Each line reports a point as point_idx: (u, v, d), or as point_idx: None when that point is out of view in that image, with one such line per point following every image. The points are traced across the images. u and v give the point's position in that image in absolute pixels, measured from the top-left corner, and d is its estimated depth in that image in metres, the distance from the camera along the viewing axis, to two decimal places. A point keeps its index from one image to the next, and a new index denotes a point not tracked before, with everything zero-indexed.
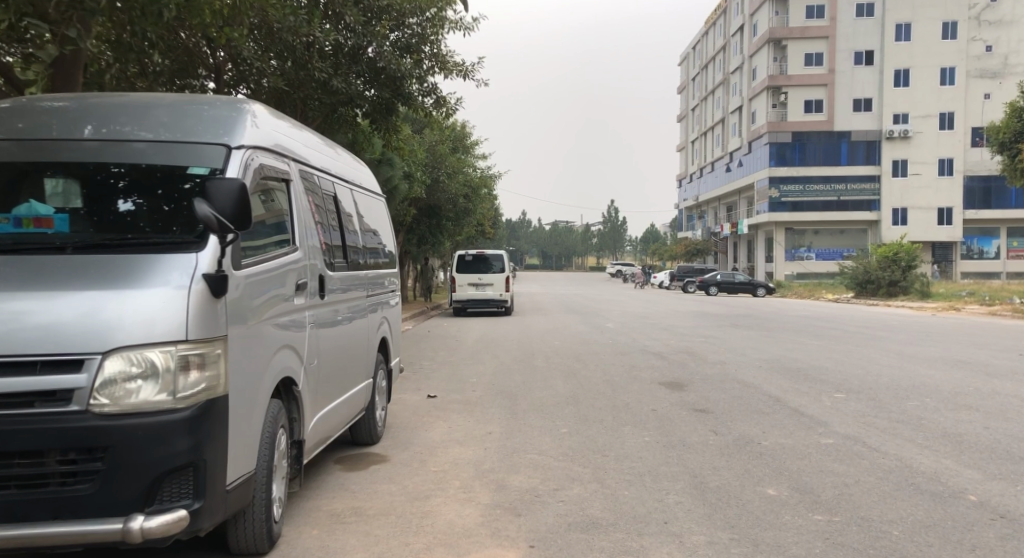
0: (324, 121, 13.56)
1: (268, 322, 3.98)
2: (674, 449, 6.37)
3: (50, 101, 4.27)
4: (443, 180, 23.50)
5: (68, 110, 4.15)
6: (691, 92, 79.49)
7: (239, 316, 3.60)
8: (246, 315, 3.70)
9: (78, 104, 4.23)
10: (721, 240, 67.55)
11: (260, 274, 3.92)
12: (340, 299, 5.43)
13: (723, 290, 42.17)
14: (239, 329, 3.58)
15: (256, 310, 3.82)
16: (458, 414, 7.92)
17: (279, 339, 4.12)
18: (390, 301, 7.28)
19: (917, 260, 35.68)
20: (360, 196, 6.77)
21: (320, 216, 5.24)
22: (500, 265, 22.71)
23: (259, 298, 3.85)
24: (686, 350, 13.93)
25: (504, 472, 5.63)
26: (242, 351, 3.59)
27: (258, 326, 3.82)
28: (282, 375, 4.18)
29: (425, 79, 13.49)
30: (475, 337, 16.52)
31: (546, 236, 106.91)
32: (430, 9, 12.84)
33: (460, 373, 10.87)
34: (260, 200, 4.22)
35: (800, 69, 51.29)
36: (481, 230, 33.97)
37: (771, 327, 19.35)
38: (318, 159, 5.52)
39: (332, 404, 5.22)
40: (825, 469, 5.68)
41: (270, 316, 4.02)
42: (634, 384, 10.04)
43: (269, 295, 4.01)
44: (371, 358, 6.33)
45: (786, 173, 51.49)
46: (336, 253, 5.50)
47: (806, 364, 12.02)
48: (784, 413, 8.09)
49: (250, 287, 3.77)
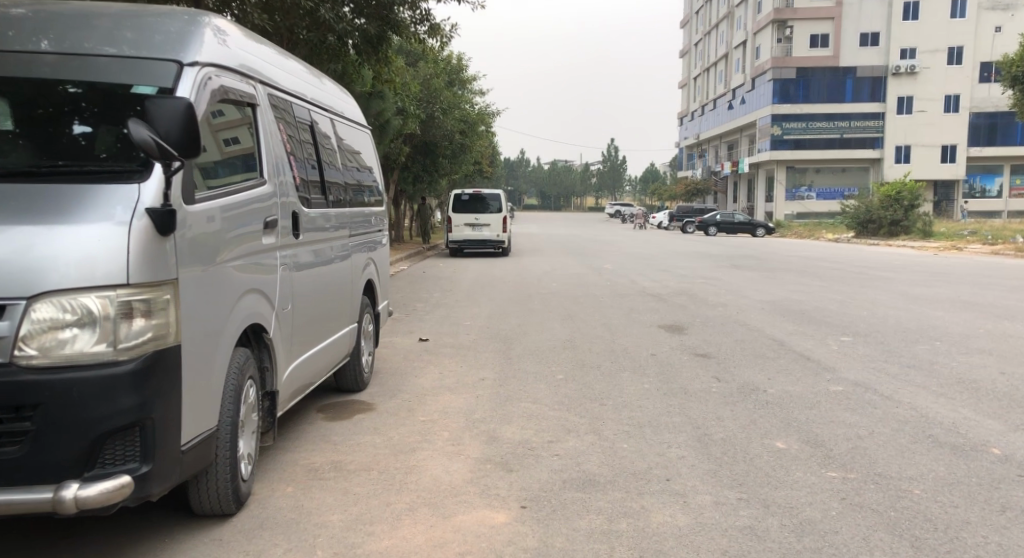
0: (313, 51, 12.83)
1: (230, 265, 3.56)
2: (676, 397, 6.06)
3: (8, 8, 3.76)
4: (438, 116, 22.73)
5: (25, 20, 3.64)
6: (695, 27, 77.31)
7: (194, 256, 3.19)
8: (202, 256, 3.28)
9: (35, 12, 3.72)
10: (721, 180, 66.66)
11: (219, 210, 3.47)
12: (319, 239, 5.00)
13: (722, 230, 41.69)
14: (193, 271, 3.16)
15: (214, 249, 3.40)
16: (449, 359, 7.60)
17: (245, 282, 3.70)
18: (378, 242, 6.84)
19: (920, 200, 35.08)
20: (344, 127, 6.25)
21: (292, 146, 4.74)
22: (497, 205, 22.18)
23: (217, 235, 3.41)
24: (686, 292, 13.59)
25: (495, 422, 5.32)
26: (198, 298, 3.19)
27: (217, 268, 3.41)
28: (249, 322, 3.78)
29: (417, 5, 12.67)
30: (469, 278, 16.14)
31: (544, 176, 105.66)
32: None
33: (453, 315, 10.55)
34: (220, 127, 3.73)
35: (807, 1, 49.64)
36: (478, 168, 33.29)
37: (771, 268, 19.00)
38: (292, 84, 4.99)
39: (310, 352, 4.85)
40: (835, 419, 5.37)
41: (233, 257, 3.60)
42: (633, 327, 9.72)
43: (231, 234, 3.58)
44: (356, 300, 5.95)
45: (789, 110, 50.31)
46: (314, 189, 5.03)
47: (810, 306, 11.69)
48: (788, 357, 7.78)
49: (206, 224, 3.33)
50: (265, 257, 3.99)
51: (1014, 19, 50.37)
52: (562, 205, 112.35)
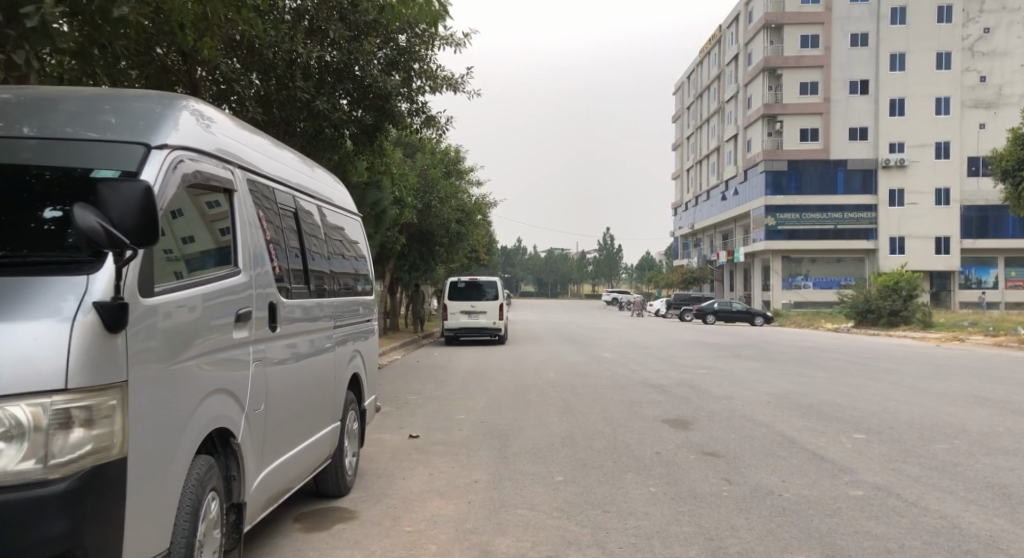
0: (310, 143, 12.83)
1: (195, 363, 3.23)
2: (686, 503, 5.60)
3: None
4: (435, 205, 22.78)
5: (10, 105, 3.44)
6: (687, 120, 79.43)
7: (152, 356, 2.86)
8: (163, 356, 2.95)
9: (20, 96, 3.54)
10: (717, 268, 66.96)
11: (183, 303, 3.17)
12: (300, 331, 4.67)
13: (720, 319, 41.50)
14: (149, 373, 2.82)
15: (176, 347, 3.07)
16: (440, 458, 7.14)
17: (211, 381, 3.37)
18: (366, 332, 6.53)
19: (918, 289, 35.03)
20: (333, 214, 6.03)
21: (272, 232, 4.49)
22: (494, 292, 21.93)
23: (179, 331, 3.09)
24: (688, 384, 13.18)
25: (488, 532, 4.86)
26: (154, 402, 2.85)
27: (178, 368, 3.06)
28: (213, 426, 3.41)
29: (414, 97, 12.80)
30: (465, 368, 15.70)
31: (541, 263, 106.26)
32: (420, 24, 12.34)
33: (446, 409, 10.10)
34: (190, 212, 3.47)
35: (796, 97, 51.11)
36: (474, 256, 33.26)
37: (773, 358, 18.64)
38: (276, 170, 4.79)
39: (285, 456, 4.45)
40: (860, 529, 4.92)
41: (198, 355, 3.27)
42: (635, 422, 9.27)
43: (197, 329, 3.27)
44: (340, 396, 5.58)
45: (782, 201, 51.01)
46: (296, 279, 4.76)
47: (817, 400, 11.26)
48: (801, 456, 7.32)
49: (168, 319, 3.01)
50: (236, 352, 3.66)
51: (997, 116, 51.74)
52: (558, 292, 112.56)
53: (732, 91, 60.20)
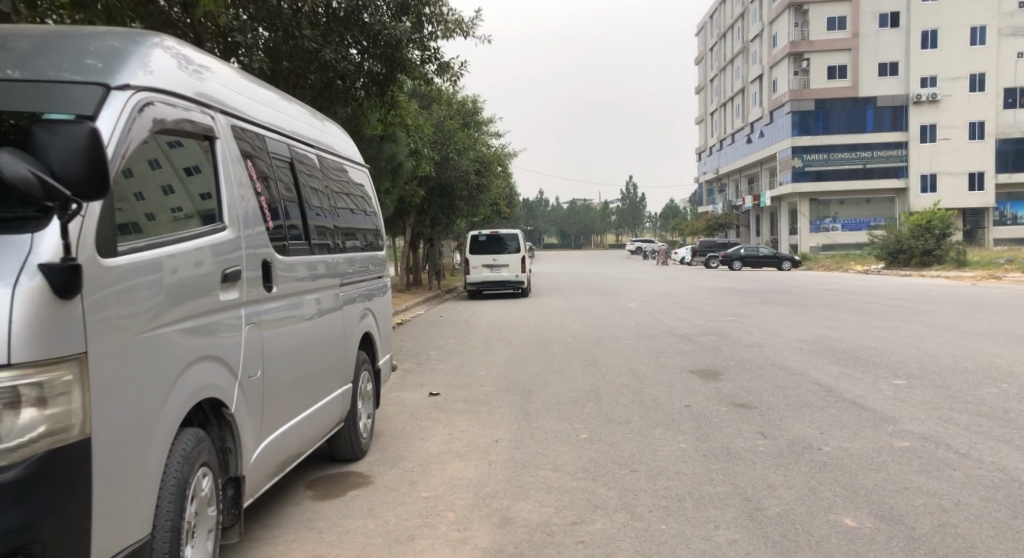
0: (321, 95, 12.41)
1: (172, 330, 2.92)
2: (719, 460, 5.29)
3: None
4: (453, 158, 22.31)
5: None
6: (710, 62, 77.26)
7: (114, 323, 2.54)
8: (128, 325, 2.62)
9: None
10: (743, 213, 65.88)
11: (153, 263, 2.85)
12: (301, 290, 4.33)
13: (747, 265, 40.81)
14: (111, 341, 2.51)
15: (148, 313, 2.76)
16: (461, 416, 6.89)
17: (192, 348, 3.07)
18: (378, 289, 6.22)
19: (951, 228, 34.00)
20: (334, 164, 5.67)
21: (265, 184, 4.15)
22: (516, 245, 21.51)
23: (150, 292, 2.78)
24: (717, 332, 12.82)
25: (508, 496, 4.59)
26: (118, 375, 2.54)
27: (150, 334, 2.76)
28: (200, 398, 3.14)
29: (426, 45, 12.25)
30: (488, 322, 15.46)
31: (564, 214, 105.30)
32: None
33: (467, 365, 9.87)
34: (159, 163, 3.13)
35: (823, 33, 49.34)
36: (496, 208, 32.86)
37: (803, 303, 18.16)
38: (266, 115, 4.43)
39: (290, 425, 4.18)
40: (909, 484, 4.55)
41: (174, 320, 2.96)
42: (662, 374, 8.95)
43: (172, 291, 2.95)
44: (351, 356, 5.30)
45: (810, 142, 49.65)
46: (295, 234, 4.42)
47: (852, 345, 10.84)
48: (839, 406, 6.95)
49: (136, 280, 2.70)
50: (223, 315, 3.35)
51: None
52: (582, 243, 111.81)
53: (756, 29, 58.24)
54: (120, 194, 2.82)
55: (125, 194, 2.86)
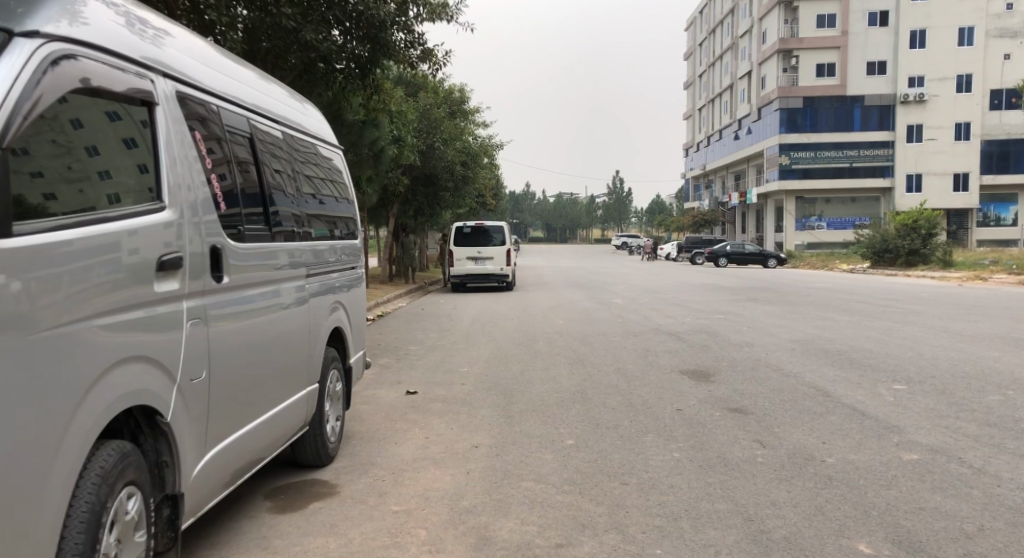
0: (300, 77, 11.85)
1: (91, 325, 2.48)
2: (714, 472, 4.90)
3: None
4: (438, 147, 21.78)
5: None
6: (699, 58, 77.03)
7: (8, 317, 2.14)
8: (26, 319, 2.20)
9: None
10: (729, 210, 65.75)
11: (68, 246, 2.42)
12: (257, 282, 3.84)
13: (732, 261, 40.69)
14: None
15: (54, 304, 2.32)
16: (439, 418, 6.47)
17: (117, 346, 2.61)
18: (351, 280, 5.73)
19: (937, 227, 33.85)
20: (303, 143, 5.16)
21: (216, 160, 3.65)
22: (501, 238, 21.08)
23: (64, 278, 2.37)
24: (706, 330, 12.45)
25: (487, 512, 4.16)
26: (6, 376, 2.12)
27: (55, 332, 2.31)
28: (129, 405, 2.69)
29: (411, 28, 11.71)
30: (471, 316, 15.03)
31: (551, 208, 104.88)
32: None
33: (448, 361, 9.44)
34: (86, 127, 2.71)
35: (812, 31, 49.19)
36: (481, 199, 32.32)
37: (792, 301, 17.82)
38: (220, 83, 3.92)
39: (241, 432, 3.69)
40: (924, 505, 4.18)
41: (93, 315, 2.51)
42: (651, 374, 8.55)
43: (96, 281, 2.53)
44: (318, 354, 4.84)
45: (797, 140, 49.53)
46: (254, 218, 3.93)
47: (845, 347, 10.49)
48: (839, 413, 6.60)
49: (46, 264, 2.30)
50: (159, 309, 2.89)
51: None
52: (568, 236, 111.55)
53: (746, 25, 57.98)
54: (81, 171, 2.66)
55: (87, 171, 2.69)
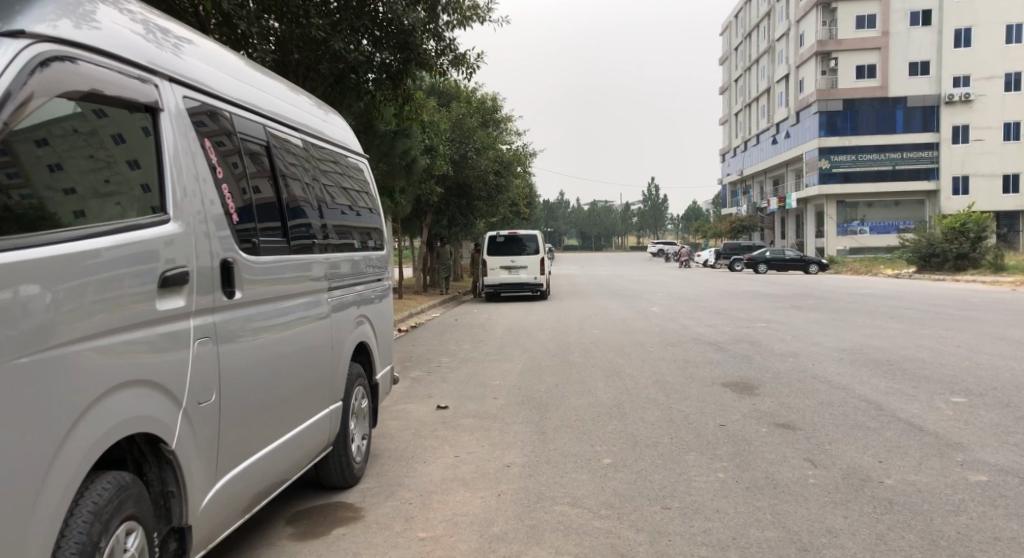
0: (330, 88, 11.77)
1: (95, 346, 2.36)
2: (763, 495, 4.57)
3: None
4: (471, 157, 21.64)
5: None
6: (734, 63, 76.02)
7: (36, 327, 2.13)
8: (49, 330, 2.18)
9: None
10: (768, 216, 64.61)
11: (85, 260, 2.36)
12: (273, 298, 3.62)
13: (773, 267, 39.87)
14: (15, 354, 2.07)
15: (66, 316, 2.24)
16: (469, 434, 6.23)
17: (122, 369, 2.47)
18: (376, 294, 5.51)
19: (988, 230, 32.64)
20: (324, 151, 4.96)
21: (227, 168, 3.43)
22: (535, 246, 20.82)
23: (74, 293, 2.28)
24: (747, 340, 12.01)
25: (519, 540, 3.90)
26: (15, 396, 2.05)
27: (62, 352, 2.22)
28: (134, 431, 2.53)
29: (441, 35, 11.57)
30: (505, 326, 14.79)
31: (586, 217, 104.44)
32: None
33: (481, 374, 9.23)
34: (102, 135, 2.64)
35: (851, 32, 48.20)
36: (515, 208, 32.11)
37: (837, 309, 17.20)
38: (233, 88, 3.73)
39: (256, 456, 3.47)
40: (999, 534, 3.81)
41: (100, 332, 2.39)
42: (691, 387, 8.21)
43: (119, 294, 2.47)
44: (341, 372, 4.62)
45: (837, 143, 48.48)
46: (268, 230, 3.71)
47: (896, 356, 9.99)
48: (895, 428, 6.21)
49: (72, 276, 2.29)
50: (168, 327, 2.73)
51: None
52: (603, 244, 110.73)
53: (783, 28, 57.08)
54: (120, 185, 2.69)
55: (127, 184, 2.72)
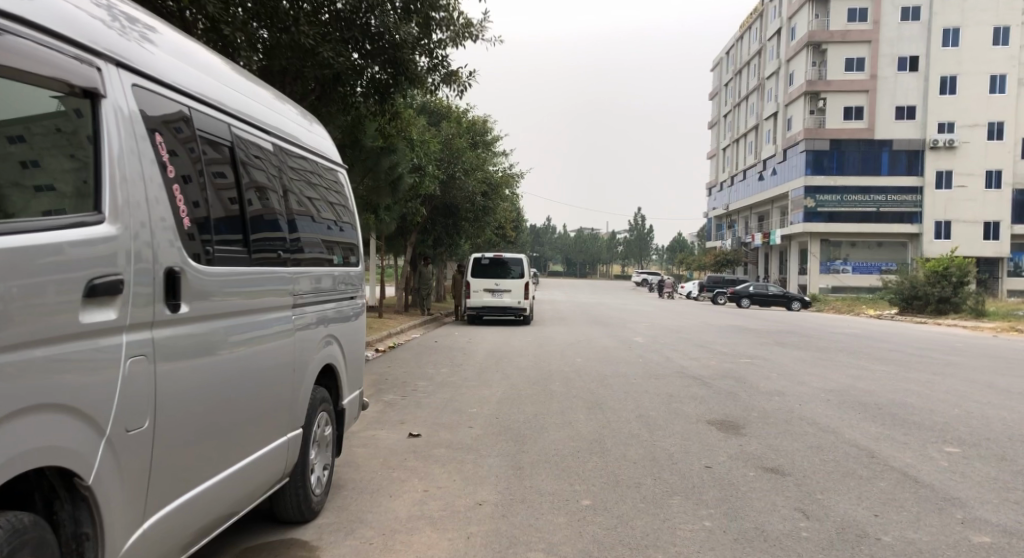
0: (318, 98, 11.45)
1: (13, 359, 2.10)
2: (751, 549, 4.24)
3: None
4: (459, 177, 21.37)
5: None
6: (725, 97, 76.66)
7: None
8: None
9: None
10: (752, 251, 64.82)
11: (18, 256, 2.13)
12: (225, 314, 3.22)
13: (755, 302, 39.83)
14: None
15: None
16: (441, 466, 5.85)
17: (43, 389, 2.19)
18: (347, 312, 5.14)
19: (969, 275, 32.75)
20: (298, 157, 4.59)
21: (178, 166, 3.04)
22: (520, 270, 20.55)
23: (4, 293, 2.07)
24: (731, 376, 11.73)
25: None
26: None
27: None
28: (47, 461, 2.21)
29: (433, 52, 11.31)
30: (485, 350, 14.43)
31: (571, 243, 104.47)
32: None
33: (457, 399, 8.86)
34: (76, 133, 2.50)
35: (840, 74, 48.75)
36: (501, 230, 31.83)
37: (820, 348, 16.99)
38: (193, 80, 3.36)
39: (198, 492, 3.08)
40: None
41: (17, 344, 2.11)
42: (675, 423, 7.89)
43: (55, 299, 2.23)
44: (302, 398, 4.23)
45: (823, 182, 48.89)
46: (223, 240, 3.32)
47: (884, 400, 9.74)
48: (889, 478, 5.91)
49: (12, 273, 2.10)
50: (99, 342, 2.40)
51: None
52: (587, 272, 110.79)
53: (773, 67, 57.71)
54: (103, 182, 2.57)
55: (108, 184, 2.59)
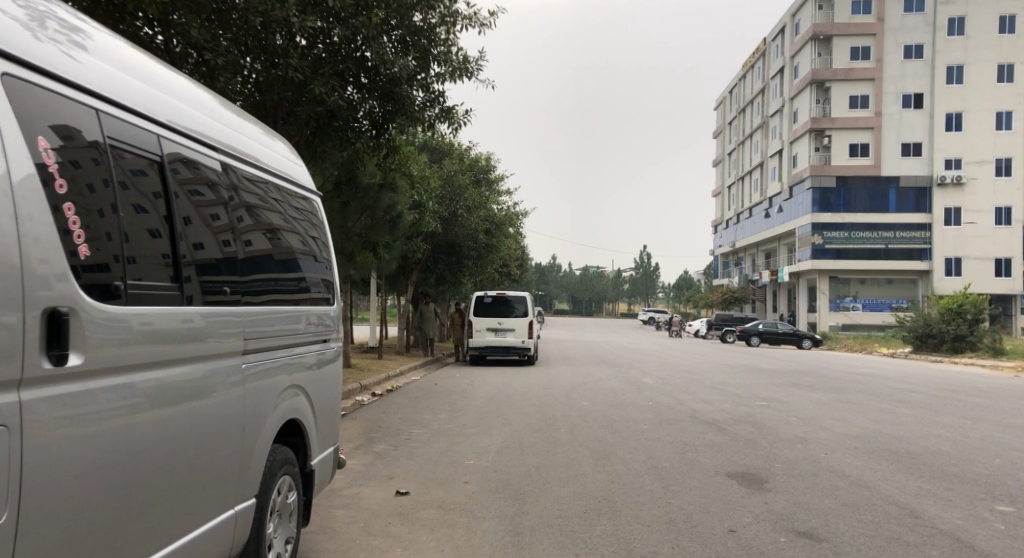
0: (312, 134, 10.86)
1: None
2: None
3: None
4: (460, 214, 20.77)
5: None
6: (729, 135, 76.57)
7: None
8: None
9: None
10: (760, 289, 64.06)
11: None
12: (133, 365, 2.62)
13: (765, 340, 39.00)
14: None
15: None
16: (428, 533, 5.11)
17: None
18: (319, 358, 4.50)
19: (985, 313, 31.81)
20: (261, 180, 4.00)
21: (69, 180, 2.46)
22: (524, 308, 19.86)
23: None
24: (748, 421, 10.98)
25: None
26: None
27: None
28: None
29: (430, 86, 10.79)
30: (485, 393, 13.72)
31: (576, 281, 103.69)
32: (442, 2, 10.39)
33: (453, 450, 8.15)
34: None
35: (845, 111, 48.42)
36: (504, 268, 31.19)
37: (837, 389, 16.16)
38: (108, 79, 2.78)
39: None
40: None
41: None
42: (692, 477, 7.16)
43: None
44: (256, 462, 3.57)
45: (830, 219, 48.40)
46: (136, 272, 2.71)
47: (917, 449, 8.94)
48: (942, 545, 5.16)
49: None
50: None
51: None
52: (594, 309, 109.80)
53: (777, 104, 57.55)
54: None
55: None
